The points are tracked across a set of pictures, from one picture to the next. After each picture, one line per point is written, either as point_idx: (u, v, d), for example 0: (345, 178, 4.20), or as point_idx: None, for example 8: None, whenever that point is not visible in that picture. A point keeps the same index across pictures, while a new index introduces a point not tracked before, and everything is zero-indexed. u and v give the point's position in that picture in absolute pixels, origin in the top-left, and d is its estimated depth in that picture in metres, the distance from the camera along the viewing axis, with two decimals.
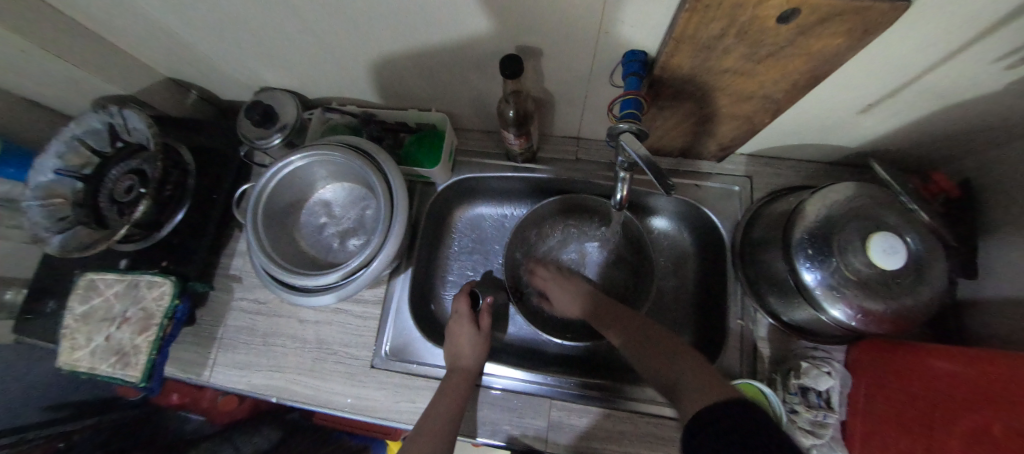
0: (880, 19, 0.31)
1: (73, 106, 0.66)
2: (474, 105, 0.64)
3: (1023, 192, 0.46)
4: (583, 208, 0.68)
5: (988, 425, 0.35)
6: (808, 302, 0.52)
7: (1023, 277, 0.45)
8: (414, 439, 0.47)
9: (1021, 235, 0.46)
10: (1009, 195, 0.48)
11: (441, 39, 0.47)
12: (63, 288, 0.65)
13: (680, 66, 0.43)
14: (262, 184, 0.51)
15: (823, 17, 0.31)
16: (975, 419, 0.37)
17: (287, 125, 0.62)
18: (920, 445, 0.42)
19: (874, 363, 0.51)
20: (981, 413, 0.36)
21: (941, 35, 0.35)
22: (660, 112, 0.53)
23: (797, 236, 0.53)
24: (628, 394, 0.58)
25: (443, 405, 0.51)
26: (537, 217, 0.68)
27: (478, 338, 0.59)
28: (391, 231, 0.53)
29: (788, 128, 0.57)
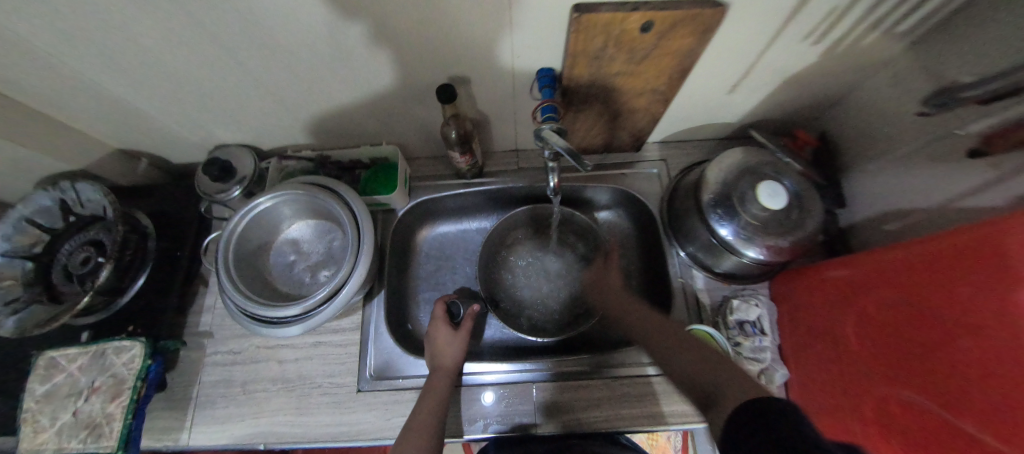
0: (709, 21, 0.45)
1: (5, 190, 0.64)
2: (421, 134, 0.72)
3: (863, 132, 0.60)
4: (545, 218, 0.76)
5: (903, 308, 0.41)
6: (729, 251, 0.62)
7: (877, 198, 0.58)
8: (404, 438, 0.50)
9: (867, 166, 0.60)
10: (858, 136, 0.62)
11: (384, 77, 0.55)
12: None
13: (581, 75, 0.54)
14: (231, 227, 0.55)
15: (670, 23, 0.44)
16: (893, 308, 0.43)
17: (245, 176, 0.66)
18: (856, 342, 0.47)
19: (786, 289, 0.62)
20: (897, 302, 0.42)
21: (754, 27, 0.49)
22: (578, 116, 0.64)
23: (705, 199, 0.63)
24: (613, 360, 0.64)
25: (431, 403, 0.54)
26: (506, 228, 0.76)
27: (460, 340, 0.62)
28: (361, 250, 0.58)
29: (681, 114, 0.69)
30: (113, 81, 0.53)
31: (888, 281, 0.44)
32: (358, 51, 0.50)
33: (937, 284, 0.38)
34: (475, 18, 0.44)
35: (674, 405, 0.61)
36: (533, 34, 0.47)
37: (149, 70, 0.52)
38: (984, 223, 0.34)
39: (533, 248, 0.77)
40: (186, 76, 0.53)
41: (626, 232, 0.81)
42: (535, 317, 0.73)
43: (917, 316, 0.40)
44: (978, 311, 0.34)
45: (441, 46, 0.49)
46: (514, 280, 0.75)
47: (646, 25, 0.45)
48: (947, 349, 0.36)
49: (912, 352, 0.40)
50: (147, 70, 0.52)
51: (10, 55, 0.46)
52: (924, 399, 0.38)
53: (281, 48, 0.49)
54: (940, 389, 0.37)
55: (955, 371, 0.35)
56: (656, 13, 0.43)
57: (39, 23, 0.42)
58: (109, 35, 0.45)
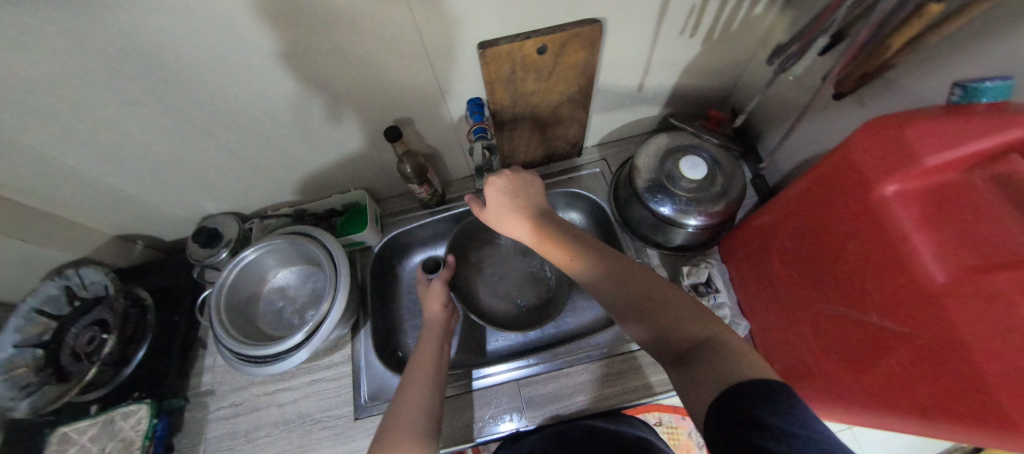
0: (591, 36, 0.55)
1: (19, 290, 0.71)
2: (384, 176, 0.80)
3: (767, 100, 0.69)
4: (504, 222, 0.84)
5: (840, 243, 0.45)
6: (673, 225, 0.67)
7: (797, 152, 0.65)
8: (407, 389, 0.50)
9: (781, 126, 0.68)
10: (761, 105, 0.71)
11: (338, 128, 0.65)
12: None
13: (503, 98, 0.63)
14: (224, 279, 0.62)
15: (560, 43, 0.54)
16: (831, 245, 0.47)
17: (231, 239, 0.73)
18: (809, 283, 0.51)
19: (735, 248, 0.67)
20: (833, 239, 0.46)
21: (635, 35, 0.59)
22: (514, 134, 0.73)
23: (641, 184, 0.68)
24: (595, 345, 0.67)
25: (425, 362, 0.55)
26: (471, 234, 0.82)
27: (435, 295, 0.66)
28: (340, 283, 0.64)
29: (608, 116, 0.79)
30: (110, 172, 0.62)
31: (788, 221, 0.53)
32: (312, 111, 0.60)
33: (821, 212, 0.48)
34: (399, 66, 0.55)
35: (655, 375, 0.64)
36: (452, 71, 0.58)
37: (142, 157, 0.61)
38: (834, 156, 0.45)
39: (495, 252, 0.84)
40: (172, 157, 0.63)
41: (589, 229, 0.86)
42: (500, 317, 0.78)
43: (816, 242, 0.49)
44: (855, 224, 0.43)
45: (380, 94, 0.59)
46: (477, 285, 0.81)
47: (541, 48, 0.54)
48: (843, 260, 0.45)
49: (822, 274, 0.49)
50: (139, 157, 0.61)
51: (24, 165, 0.56)
52: (886, 322, 0.41)
53: (249, 120, 0.59)
54: (848, 296, 0.45)
55: (854, 275, 0.44)
56: (545, 38, 0.53)
57: (51, 132, 0.53)
58: (108, 133, 0.55)
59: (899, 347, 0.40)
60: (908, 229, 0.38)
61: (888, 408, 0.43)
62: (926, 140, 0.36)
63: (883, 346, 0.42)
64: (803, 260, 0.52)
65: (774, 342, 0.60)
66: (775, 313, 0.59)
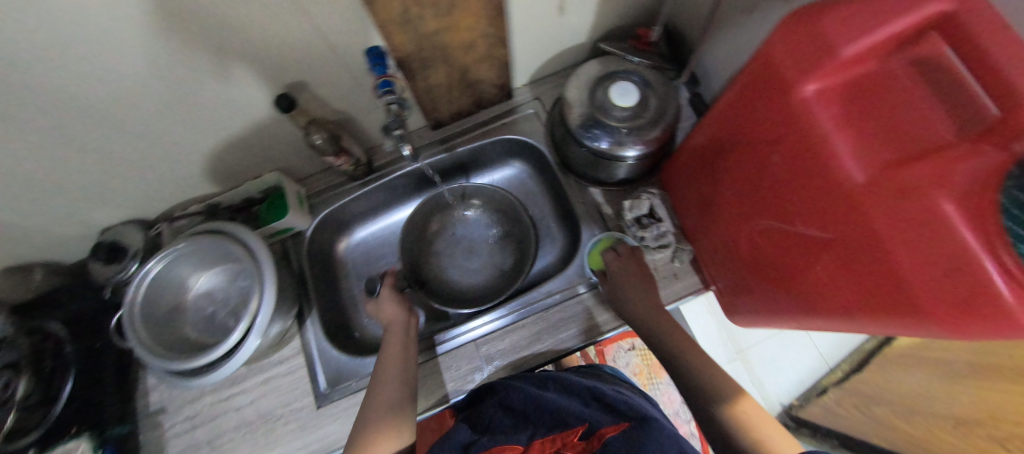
0: None
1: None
2: (297, 153, 0.71)
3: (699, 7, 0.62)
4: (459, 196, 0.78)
5: (768, 155, 0.43)
6: (612, 160, 0.64)
7: (730, 62, 0.60)
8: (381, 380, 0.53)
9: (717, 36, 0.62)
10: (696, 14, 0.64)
11: (217, 105, 0.55)
12: None
13: (403, 43, 0.54)
14: (131, 298, 0.56)
15: None
16: (759, 157, 0.44)
17: (137, 249, 0.66)
18: (742, 199, 0.50)
19: (672, 174, 0.64)
20: (761, 151, 0.44)
21: None
22: (430, 84, 0.65)
23: (575, 120, 0.63)
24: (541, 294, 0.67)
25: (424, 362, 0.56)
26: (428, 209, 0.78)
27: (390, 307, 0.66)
28: (265, 273, 0.58)
29: (534, 50, 0.70)
30: None
31: (716, 140, 0.51)
32: (172, 88, 0.50)
33: (744, 125, 0.45)
34: (257, 20, 0.45)
35: (606, 314, 0.64)
36: (328, 16, 0.48)
37: None
38: (752, 63, 0.41)
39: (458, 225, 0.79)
40: (18, 170, 0.53)
41: (533, 179, 0.81)
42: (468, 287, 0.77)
43: (742, 159, 0.47)
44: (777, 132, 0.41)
45: (251, 58, 0.50)
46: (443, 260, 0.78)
47: None
48: (767, 174, 0.44)
49: (748, 191, 0.48)
50: None
51: None
52: (810, 232, 0.40)
53: (93, 112, 0.49)
54: (772, 210, 0.44)
55: (778, 187, 0.43)
56: None
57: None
58: None
59: (818, 252, 0.40)
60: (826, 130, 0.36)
61: (809, 311, 0.44)
62: (842, 28, 0.33)
63: (805, 254, 0.42)
64: (733, 175, 0.50)
65: (710, 264, 0.60)
66: (708, 235, 0.59)
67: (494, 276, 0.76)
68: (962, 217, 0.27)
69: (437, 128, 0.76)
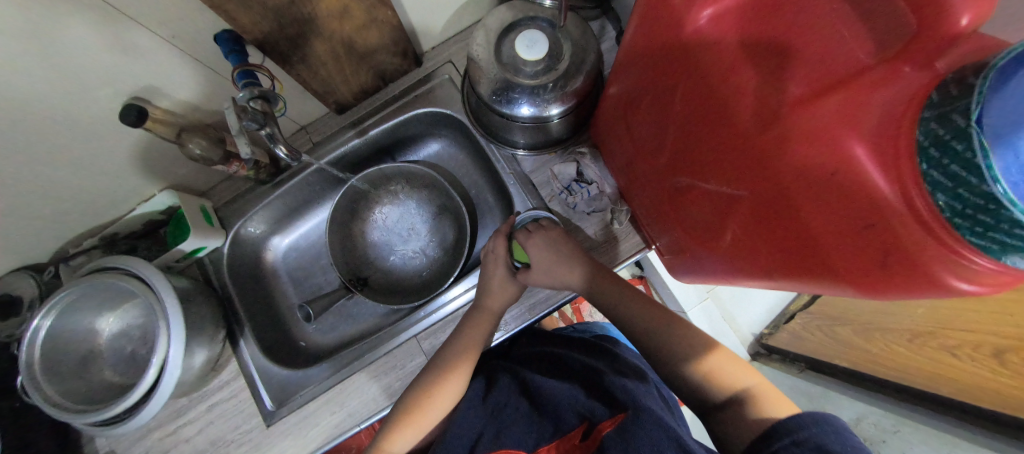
0: None
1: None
2: (184, 164, 0.62)
3: None
4: (386, 177, 0.71)
5: (683, 100, 0.36)
6: (531, 124, 0.56)
7: None
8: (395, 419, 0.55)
9: None
10: None
11: (48, 128, 0.46)
12: None
13: (252, 22, 0.44)
14: (25, 358, 0.50)
15: None
16: (675, 103, 0.37)
17: (32, 298, 0.60)
18: (665, 154, 0.43)
19: (599, 131, 0.58)
20: (675, 96, 0.37)
21: None
22: (312, 64, 0.55)
23: (482, 84, 0.55)
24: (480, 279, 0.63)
25: (445, 365, 0.56)
26: (352, 199, 0.70)
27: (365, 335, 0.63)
28: (169, 302, 0.53)
29: (433, 6, 0.59)
30: None
31: (631, 86, 0.43)
32: None
33: (652, 67, 0.38)
34: (35, 17, 0.35)
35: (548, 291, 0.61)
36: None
37: None
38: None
39: (393, 213, 0.73)
40: None
41: (462, 153, 0.73)
42: (410, 276, 0.72)
43: (656, 107, 0.40)
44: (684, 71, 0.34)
45: (56, 65, 0.40)
46: (379, 253, 0.72)
47: None
48: (681, 122, 0.37)
49: (667, 144, 0.42)
50: None
51: None
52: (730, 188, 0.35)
53: None
54: (690, 164, 0.39)
55: (694, 138, 0.37)
56: None
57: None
58: None
59: (736, 209, 0.35)
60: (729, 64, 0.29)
61: (736, 270, 0.40)
62: None
63: (725, 211, 0.37)
64: (654, 127, 0.43)
65: (648, 223, 0.56)
66: (641, 195, 0.53)
67: (436, 260, 0.71)
68: (873, 162, 0.22)
69: (342, 111, 0.67)
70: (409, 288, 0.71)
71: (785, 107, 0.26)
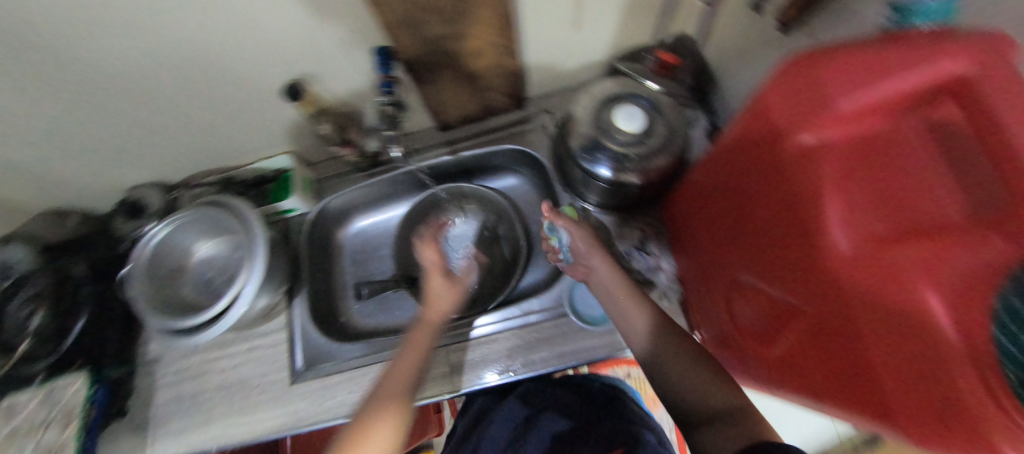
0: None
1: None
2: (310, 137, 0.74)
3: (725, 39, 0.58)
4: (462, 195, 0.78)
5: (762, 207, 0.39)
6: (608, 185, 0.62)
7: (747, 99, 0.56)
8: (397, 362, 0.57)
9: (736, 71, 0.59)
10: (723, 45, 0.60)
11: (235, 85, 0.59)
12: None
13: (409, 45, 0.55)
14: (137, 257, 0.61)
15: None
16: (753, 207, 0.41)
17: (156, 211, 0.71)
18: (731, 248, 0.46)
19: (670, 208, 0.62)
20: (755, 200, 0.40)
21: None
22: (439, 87, 0.65)
23: (574, 138, 0.62)
24: (519, 311, 0.67)
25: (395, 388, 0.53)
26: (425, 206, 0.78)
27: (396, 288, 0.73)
28: (258, 249, 0.62)
29: (549, 62, 0.69)
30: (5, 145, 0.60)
31: (713, 179, 0.47)
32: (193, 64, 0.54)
33: (745, 169, 0.40)
34: (271, 9, 0.47)
35: (581, 342, 0.63)
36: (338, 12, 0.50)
37: (24, 125, 0.57)
38: (755, 105, 0.36)
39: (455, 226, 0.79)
40: (65, 124, 0.59)
41: (534, 191, 0.80)
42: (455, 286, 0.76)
43: (738, 203, 0.43)
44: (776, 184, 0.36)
45: (264, 44, 0.52)
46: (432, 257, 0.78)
47: None
48: (762, 224, 0.39)
49: (740, 239, 0.44)
50: (30, 128, 0.58)
51: None
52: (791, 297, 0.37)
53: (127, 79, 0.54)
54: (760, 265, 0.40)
55: (765, 241, 0.39)
56: None
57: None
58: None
59: (801, 319, 0.36)
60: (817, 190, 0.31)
61: (783, 378, 0.41)
62: (843, 80, 0.28)
63: (788, 318, 0.38)
64: (726, 220, 0.46)
65: (697, 306, 0.57)
66: (698, 278, 0.55)
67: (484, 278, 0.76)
68: (947, 317, 0.24)
69: (446, 129, 0.77)
70: (451, 298, 0.75)
71: (865, 244, 0.28)
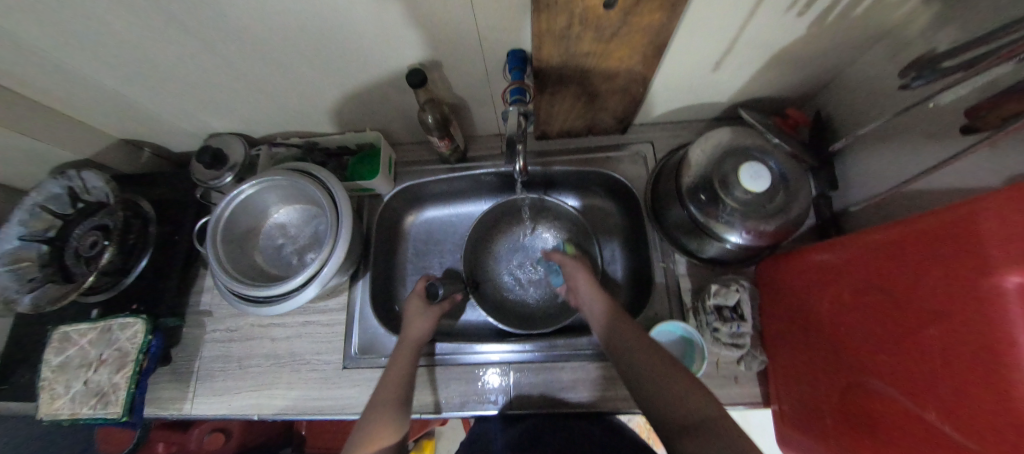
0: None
1: (21, 176, 0.71)
2: (404, 120, 0.71)
3: (867, 111, 0.56)
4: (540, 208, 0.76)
5: (923, 319, 0.35)
6: (712, 237, 0.60)
7: (880, 180, 0.54)
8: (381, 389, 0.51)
9: (870, 146, 0.56)
10: (861, 116, 0.57)
11: (355, 62, 0.56)
12: (22, 356, 0.64)
13: (551, 56, 0.52)
14: (218, 214, 0.58)
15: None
16: (908, 314, 0.37)
17: (236, 163, 0.68)
18: (865, 344, 0.42)
19: (772, 274, 0.60)
20: (913, 309, 0.36)
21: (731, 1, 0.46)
22: (556, 99, 0.63)
23: (687, 184, 0.60)
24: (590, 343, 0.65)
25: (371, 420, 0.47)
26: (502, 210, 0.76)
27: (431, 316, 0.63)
28: (342, 230, 0.60)
29: (668, 93, 0.66)
30: (103, 74, 0.57)
31: (857, 267, 0.44)
32: (325, 38, 0.50)
33: (904, 274, 0.37)
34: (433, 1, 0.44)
35: None
36: (495, 13, 0.46)
37: (132, 59, 0.54)
38: (955, 209, 0.33)
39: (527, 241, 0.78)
40: (169, 67, 0.56)
41: (615, 218, 0.78)
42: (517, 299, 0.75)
43: (887, 307, 0.39)
44: (947, 301, 0.33)
45: (406, 32, 0.49)
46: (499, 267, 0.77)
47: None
48: (909, 336, 0.36)
49: (882, 340, 0.40)
50: (135, 64, 0.55)
51: (16, 53, 0.51)
52: (943, 426, 0.32)
53: (253, 38, 0.50)
54: (895, 374, 0.37)
55: (919, 355, 0.35)
56: None
57: (10, 12, 0.45)
58: (97, 30, 0.48)
59: None
60: (1014, 339, 0.27)
61: None
62: None
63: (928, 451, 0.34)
64: (864, 315, 0.42)
65: (784, 381, 0.56)
66: (796, 356, 0.53)
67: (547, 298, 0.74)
68: None
69: (541, 139, 0.75)
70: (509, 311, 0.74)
71: None
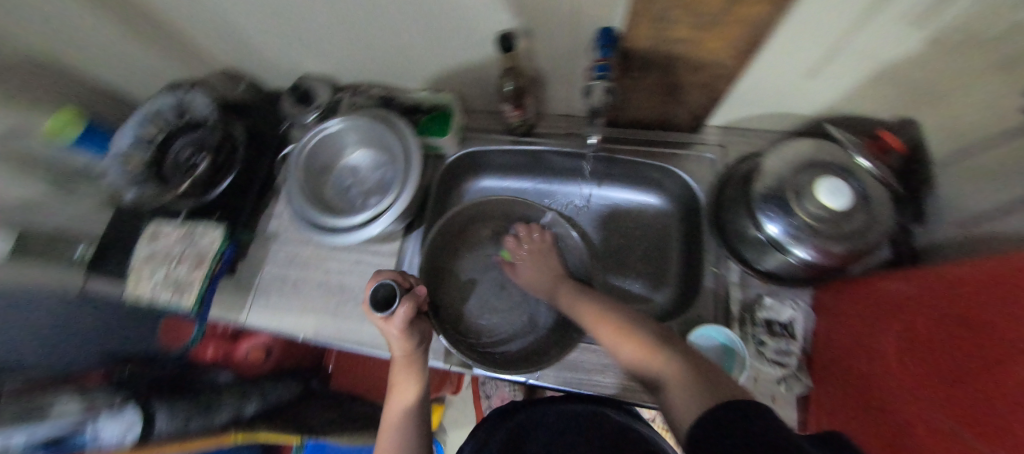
0: None
1: (136, 86, 0.79)
2: (480, 86, 0.74)
3: None
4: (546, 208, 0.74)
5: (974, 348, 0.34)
6: (776, 249, 0.57)
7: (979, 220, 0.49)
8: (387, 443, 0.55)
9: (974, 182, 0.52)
10: None
11: (449, 19, 0.58)
12: (119, 243, 0.73)
13: (642, 37, 0.52)
14: (301, 145, 0.65)
15: None
16: (963, 344, 0.35)
17: (321, 104, 0.74)
18: (919, 374, 0.40)
19: (836, 299, 0.56)
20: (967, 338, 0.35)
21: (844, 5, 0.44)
22: (635, 84, 0.62)
23: (758, 192, 0.58)
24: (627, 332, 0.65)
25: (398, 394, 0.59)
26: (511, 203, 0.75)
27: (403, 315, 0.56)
28: (409, 179, 0.63)
29: (752, 96, 0.64)
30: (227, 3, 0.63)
31: (924, 297, 0.42)
32: None
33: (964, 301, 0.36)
34: None
35: None
36: None
37: None
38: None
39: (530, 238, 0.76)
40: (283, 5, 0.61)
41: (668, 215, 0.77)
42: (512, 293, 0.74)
43: (948, 337, 0.37)
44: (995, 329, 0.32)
45: None
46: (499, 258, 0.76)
47: None
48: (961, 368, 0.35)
49: (938, 372, 0.38)
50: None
51: None
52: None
53: None
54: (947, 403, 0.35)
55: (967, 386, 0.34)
56: None
57: None
58: None
59: None
60: None
61: None
62: None
63: None
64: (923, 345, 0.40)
65: (830, 414, 0.53)
66: (849, 388, 0.50)
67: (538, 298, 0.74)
68: None
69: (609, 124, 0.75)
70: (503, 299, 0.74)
71: None
